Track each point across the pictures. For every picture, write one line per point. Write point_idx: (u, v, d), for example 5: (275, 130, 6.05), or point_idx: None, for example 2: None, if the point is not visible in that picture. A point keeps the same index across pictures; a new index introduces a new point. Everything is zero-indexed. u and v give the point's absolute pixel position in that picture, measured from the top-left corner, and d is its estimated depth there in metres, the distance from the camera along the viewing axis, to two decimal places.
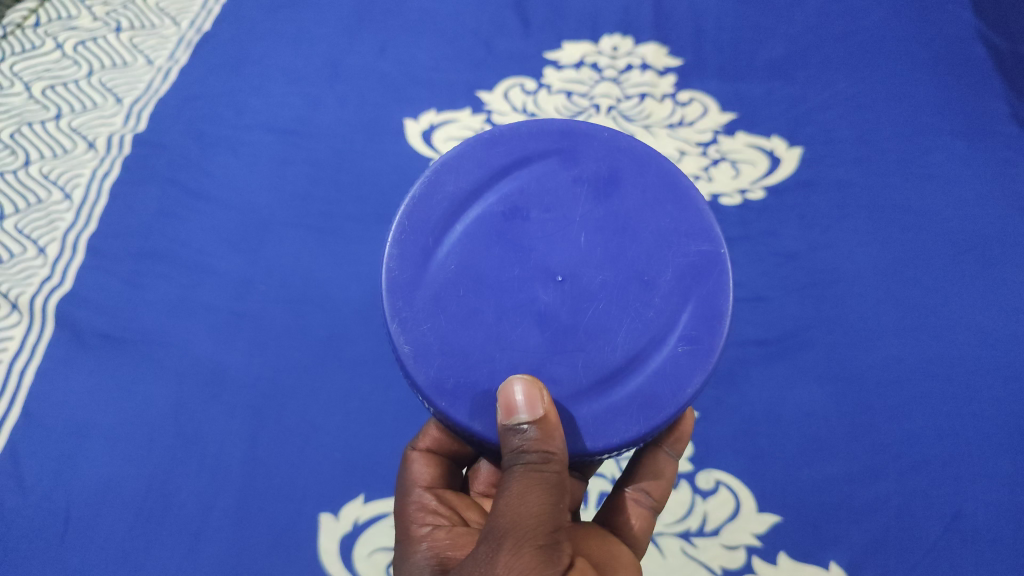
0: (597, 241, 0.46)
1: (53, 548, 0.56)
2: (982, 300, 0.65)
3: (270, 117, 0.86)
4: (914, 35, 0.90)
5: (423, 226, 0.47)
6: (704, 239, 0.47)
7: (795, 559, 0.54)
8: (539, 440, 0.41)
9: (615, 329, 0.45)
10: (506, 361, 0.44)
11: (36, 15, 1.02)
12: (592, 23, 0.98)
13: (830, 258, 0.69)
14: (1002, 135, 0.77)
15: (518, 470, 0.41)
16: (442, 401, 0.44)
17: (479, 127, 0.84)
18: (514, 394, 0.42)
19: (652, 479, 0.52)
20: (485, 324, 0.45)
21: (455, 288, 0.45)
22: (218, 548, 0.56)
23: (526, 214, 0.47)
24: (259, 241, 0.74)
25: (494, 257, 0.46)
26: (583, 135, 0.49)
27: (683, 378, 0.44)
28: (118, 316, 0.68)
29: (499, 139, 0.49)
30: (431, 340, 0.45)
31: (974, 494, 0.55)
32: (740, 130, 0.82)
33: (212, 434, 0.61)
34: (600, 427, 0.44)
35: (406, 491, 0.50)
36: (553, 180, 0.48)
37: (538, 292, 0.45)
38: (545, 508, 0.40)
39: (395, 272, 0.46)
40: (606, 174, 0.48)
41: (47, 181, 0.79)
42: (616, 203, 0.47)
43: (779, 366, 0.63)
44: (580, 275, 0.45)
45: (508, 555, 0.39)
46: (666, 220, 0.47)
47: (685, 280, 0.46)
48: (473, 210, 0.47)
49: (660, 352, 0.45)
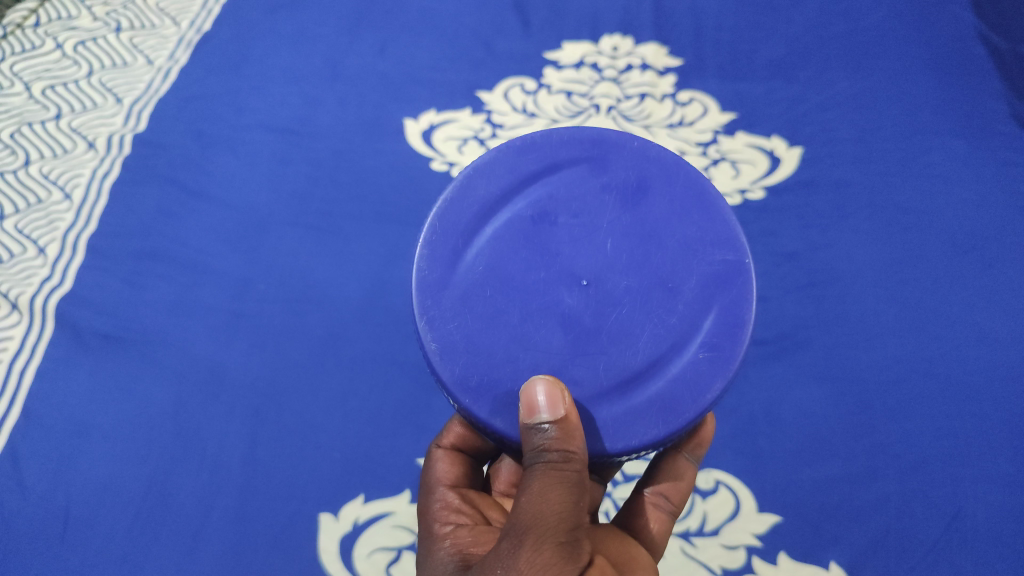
0: (623, 247, 0.46)
1: (52, 548, 0.56)
2: (981, 299, 0.65)
3: (270, 117, 0.86)
4: (913, 35, 0.90)
5: (453, 229, 0.47)
6: (730, 249, 0.46)
7: (794, 559, 0.54)
8: (560, 439, 0.41)
9: (638, 334, 0.45)
10: (530, 361, 0.44)
11: (36, 15, 1.02)
12: (592, 22, 0.98)
13: (829, 258, 0.70)
14: (1001, 135, 0.78)
15: (539, 468, 0.41)
16: (466, 398, 0.44)
17: (479, 126, 0.84)
18: (536, 394, 0.41)
19: (670, 481, 0.52)
20: (510, 325, 0.45)
21: (483, 289, 0.45)
22: (218, 548, 0.56)
23: (554, 220, 0.47)
24: (258, 241, 0.74)
25: (521, 260, 0.46)
26: (614, 143, 0.49)
27: (703, 385, 0.44)
28: (119, 316, 0.68)
29: (532, 146, 0.49)
30: (457, 339, 0.45)
31: (974, 493, 0.55)
32: (740, 130, 0.82)
33: (212, 435, 0.61)
34: (619, 428, 0.44)
35: (429, 488, 0.50)
36: (582, 186, 0.48)
37: (563, 296, 0.45)
38: (566, 506, 0.41)
39: (425, 272, 0.46)
40: (635, 182, 0.48)
41: (47, 181, 0.79)
42: (644, 211, 0.47)
43: (779, 366, 0.63)
44: (604, 280, 0.45)
45: (530, 551, 0.39)
46: (692, 229, 0.47)
47: (709, 288, 0.45)
48: (503, 213, 0.47)
49: (681, 358, 0.44)
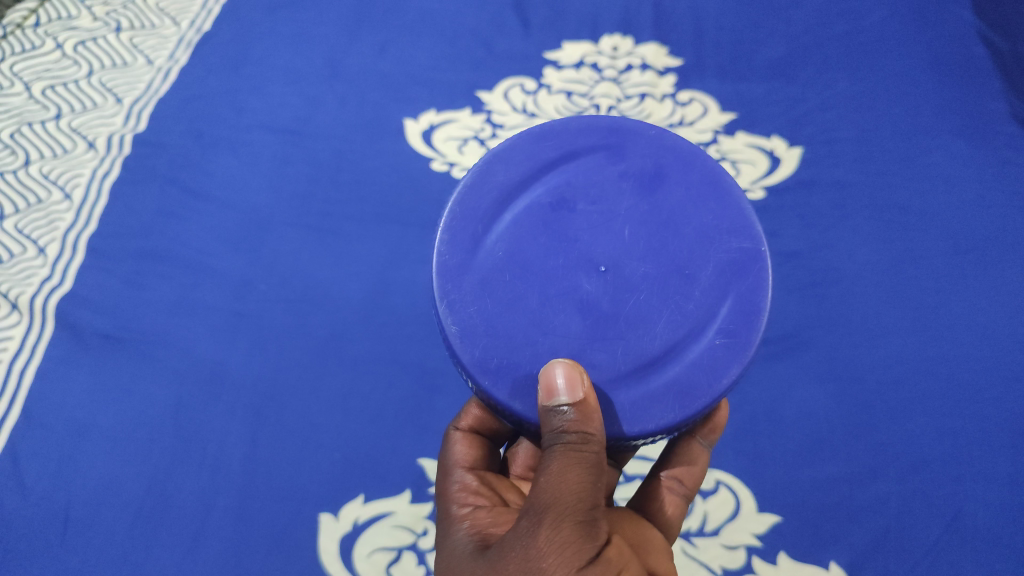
0: (640, 234, 0.46)
1: (51, 548, 0.56)
2: (982, 300, 0.65)
3: (270, 117, 0.86)
4: (913, 35, 0.90)
5: (473, 215, 0.47)
6: (745, 237, 0.46)
7: (794, 559, 0.54)
8: (578, 421, 0.41)
9: (655, 319, 0.45)
10: (548, 345, 0.44)
11: (36, 15, 1.02)
12: (592, 22, 0.98)
13: (829, 258, 0.70)
14: (1001, 135, 0.78)
15: (557, 450, 0.41)
16: (485, 379, 0.44)
17: (479, 126, 0.84)
18: (555, 377, 0.41)
19: (684, 465, 0.52)
20: (529, 310, 0.45)
21: (502, 273, 0.46)
22: (218, 549, 0.56)
23: (573, 206, 0.47)
24: (258, 241, 0.74)
25: (539, 245, 0.46)
26: (631, 131, 0.49)
27: (719, 371, 0.44)
28: (119, 315, 0.68)
29: (549, 135, 0.49)
30: (477, 322, 0.45)
31: (974, 493, 0.55)
32: (740, 130, 0.82)
33: (212, 435, 0.61)
34: (636, 413, 0.43)
35: (447, 470, 0.50)
36: (600, 174, 0.48)
37: (582, 281, 0.45)
38: (584, 487, 0.41)
39: (445, 256, 0.46)
40: (651, 171, 0.48)
41: (47, 181, 0.79)
42: (661, 198, 0.47)
43: (780, 366, 0.63)
44: (622, 266, 0.45)
45: (549, 530, 0.40)
46: (708, 217, 0.47)
47: (725, 276, 0.45)
48: (522, 199, 0.47)
49: (697, 343, 0.44)
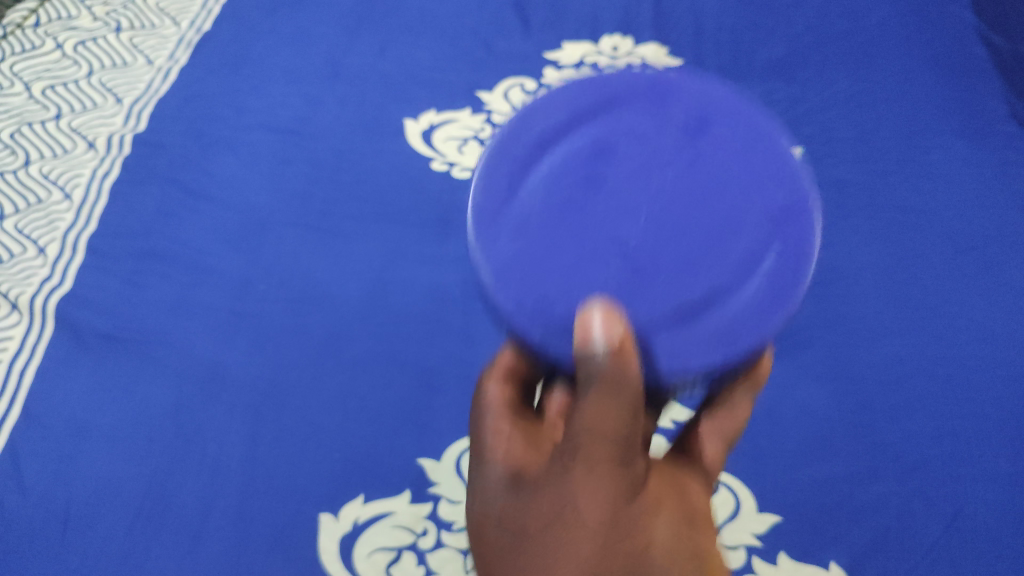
0: (683, 183, 0.45)
1: (52, 548, 0.56)
2: (981, 300, 0.65)
3: (270, 117, 0.86)
4: (913, 35, 0.90)
5: (511, 160, 0.47)
6: (789, 186, 0.45)
7: (795, 559, 0.54)
8: (616, 362, 0.36)
9: (698, 268, 0.44)
10: (587, 290, 0.44)
11: (36, 15, 1.02)
12: (592, 22, 0.98)
13: (828, 257, 0.70)
14: (1001, 135, 0.78)
15: (592, 390, 0.36)
16: (521, 322, 0.44)
17: (478, 127, 0.84)
18: (591, 318, 0.38)
19: (725, 412, 0.49)
20: (567, 256, 0.45)
21: (540, 221, 0.45)
22: (218, 549, 0.56)
23: (613, 154, 0.46)
24: (257, 241, 0.74)
25: (578, 194, 0.45)
26: (675, 79, 0.47)
27: (761, 318, 0.43)
28: (118, 315, 0.68)
29: (590, 82, 0.48)
30: (513, 266, 0.45)
31: (974, 493, 0.55)
32: None
33: (212, 435, 0.61)
34: (677, 353, 0.43)
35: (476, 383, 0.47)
36: (642, 123, 0.46)
37: (622, 229, 0.44)
38: (622, 428, 0.37)
39: (480, 204, 0.46)
40: (695, 118, 0.46)
41: (47, 181, 0.79)
42: (705, 147, 0.46)
43: (779, 366, 0.63)
44: (664, 216, 0.44)
45: (582, 472, 0.37)
46: (754, 167, 0.45)
47: (769, 226, 0.44)
48: (561, 147, 0.46)
49: (740, 291, 0.44)
